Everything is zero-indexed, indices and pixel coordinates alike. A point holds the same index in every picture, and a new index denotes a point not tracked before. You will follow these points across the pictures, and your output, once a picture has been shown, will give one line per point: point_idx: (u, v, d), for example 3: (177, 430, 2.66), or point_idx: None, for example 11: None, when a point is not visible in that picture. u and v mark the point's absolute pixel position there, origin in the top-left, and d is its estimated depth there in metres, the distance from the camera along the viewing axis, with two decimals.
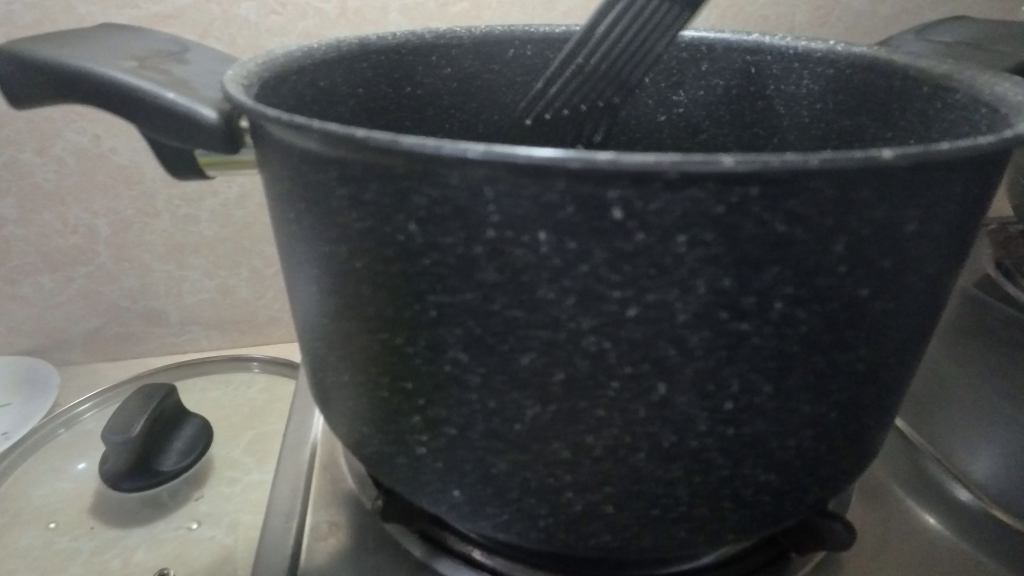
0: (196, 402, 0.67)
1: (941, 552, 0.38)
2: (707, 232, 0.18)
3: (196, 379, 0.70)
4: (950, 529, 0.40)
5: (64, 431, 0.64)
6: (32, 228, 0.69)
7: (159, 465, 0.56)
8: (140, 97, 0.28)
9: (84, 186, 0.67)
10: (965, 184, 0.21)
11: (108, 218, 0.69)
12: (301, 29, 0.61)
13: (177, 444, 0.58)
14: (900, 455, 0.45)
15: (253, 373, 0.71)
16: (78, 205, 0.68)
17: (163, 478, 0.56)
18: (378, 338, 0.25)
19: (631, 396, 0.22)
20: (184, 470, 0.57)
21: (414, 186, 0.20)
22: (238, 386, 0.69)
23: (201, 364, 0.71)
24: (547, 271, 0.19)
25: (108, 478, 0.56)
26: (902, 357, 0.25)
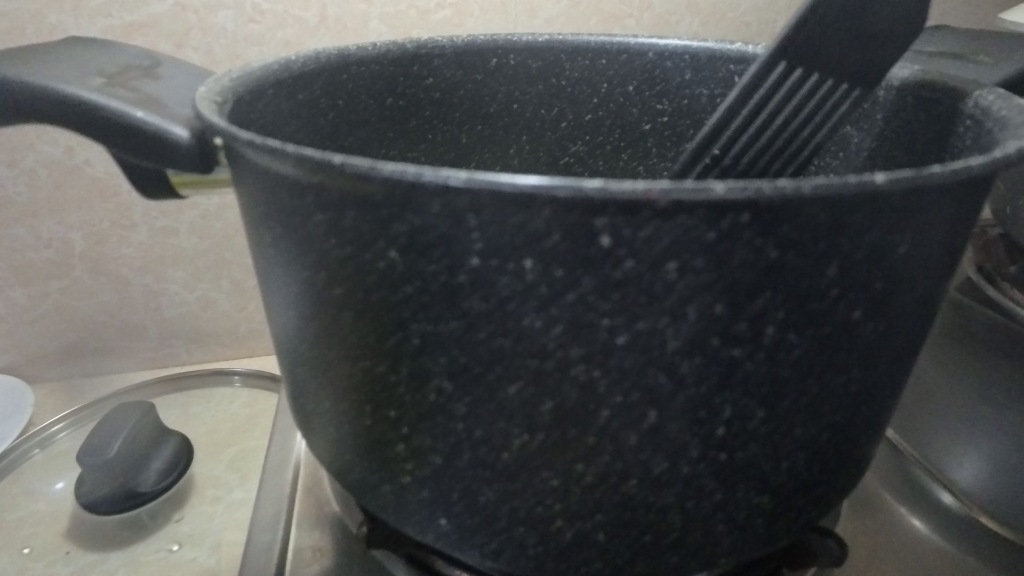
0: (175, 419, 0.65)
1: (932, 563, 0.38)
2: (698, 259, 0.18)
3: (176, 396, 0.68)
4: (940, 538, 0.40)
5: (37, 452, 0.62)
6: (3, 242, 0.67)
7: (138, 485, 0.54)
8: (108, 116, 0.27)
9: (57, 199, 0.65)
10: (956, 204, 0.21)
11: (82, 232, 0.68)
12: (280, 37, 0.60)
13: (156, 462, 0.56)
14: (889, 462, 0.45)
15: (235, 387, 0.69)
16: (51, 218, 0.66)
17: (142, 499, 0.54)
18: (359, 365, 0.24)
19: (621, 424, 0.21)
20: (164, 490, 0.55)
21: (394, 213, 0.19)
22: (219, 401, 0.68)
23: (180, 381, 0.70)
24: (534, 299, 0.19)
25: (85, 501, 0.54)
26: (894, 376, 0.25)
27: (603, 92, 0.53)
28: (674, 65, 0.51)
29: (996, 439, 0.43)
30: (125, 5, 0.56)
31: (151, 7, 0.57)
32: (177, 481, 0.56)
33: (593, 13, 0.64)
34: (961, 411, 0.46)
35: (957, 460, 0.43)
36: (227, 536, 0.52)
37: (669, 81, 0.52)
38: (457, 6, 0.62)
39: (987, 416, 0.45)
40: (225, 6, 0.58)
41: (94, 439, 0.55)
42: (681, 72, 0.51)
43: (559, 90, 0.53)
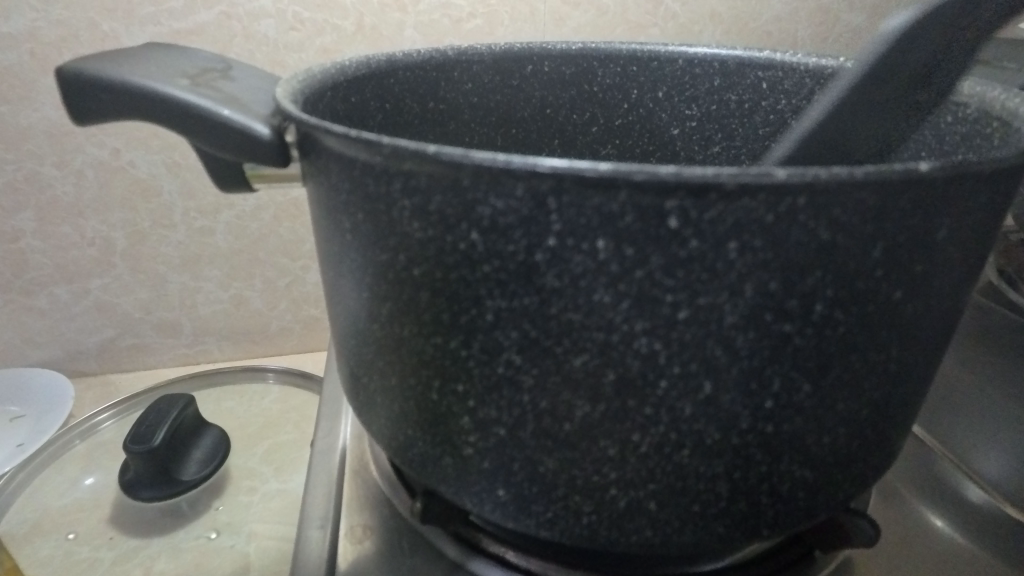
0: (212, 411, 0.67)
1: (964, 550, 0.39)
2: (757, 239, 0.20)
3: (212, 389, 0.71)
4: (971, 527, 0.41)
5: (81, 441, 0.65)
6: (51, 240, 0.69)
7: (181, 473, 0.56)
8: (198, 114, 0.29)
9: (103, 198, 0.68)
10: (989, 193, 0.22)
11: (125, 230, 0.70)
12: (319, 45, 0.63)
13: (197, 453, 0.59)
14: (917, 457, 0.45)
15: (268, 383, 0.72)
16: (97, 217, 0.69)
17: (185, 486, 0.56)
18: (432, 342, 0.26)
19: (678, 395, 0.23)
20: (205, 479, 0.57)
21: (478, 197, 0.21)
22: (252, 396, 0.70)
23: (216, 374, 0.72)
24: (604, 276, 0.21)
25: (130, 487, 0.56)
26: (928, 356, 0.26)
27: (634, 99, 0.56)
28: (702, 72, 0.53)
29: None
30: (173, 13, 0.60)
31: (198, 15, 0.60)
32: (217, 470, 0.59)
33: (619, 22, 0.66)
34: (988, 411, 0.47)
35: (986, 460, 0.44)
36: (268, 522, 0.55)
37: (698, 87, 0.54)
38: (489, 14, 0.64)
39: (1013, 418, 0.46)
40: (268, 15, 0.61)
41: (139, 428, 0.57)
42: (710, 79, 0.53)
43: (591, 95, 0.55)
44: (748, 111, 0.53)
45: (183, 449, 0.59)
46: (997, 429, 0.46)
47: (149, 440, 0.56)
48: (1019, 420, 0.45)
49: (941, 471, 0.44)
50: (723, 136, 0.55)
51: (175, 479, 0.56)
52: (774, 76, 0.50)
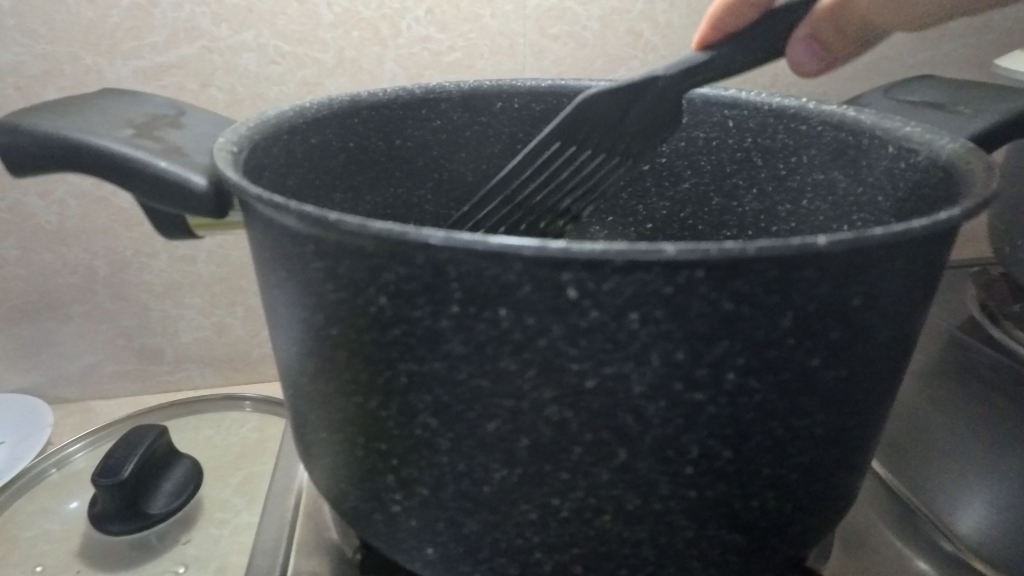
0: (187, 442, 0.67)
1: None
2: (657, 310, 0.19)
3: (189, 419, 0.70)
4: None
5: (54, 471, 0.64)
6: (33, 268, 0.70)
7: (148, 507, 0.56)
8: (134, 165, 0.29)
9: (85, 227, 0.69)
10: (910, 260, 0.22)
11: (106, 259, 0.71)
12: (300, 78, 0.59)
13: (166, 485, 0.58)
14: (882, 500, 0.43)
15: (245, 412, 0.70)
16: (78, 246, 0.70)
17: (152, 520, 0.56)
18: (353, 400, 0.25)
19: (593, 461, 0.22)
20: (173, 513, 0.57)
21: (382, 263, 0.21)
22: (230, 425, 0.69)
23: (193, 403, 0.72)
24: (509, 344, 0.20)
25: (97, 519, 0.56)
26: (862, 418, 0.26)
27: None
28: None
29: (993, 492, 0.42)
30: (155, 47, 0.57)
31: (179, 49, 0.57)
32: (186, 504, 0.58)
33: (599, 56, 0.62)
34: (957, 459, 0.45)
35: (954, 506, 0.42)
36: (231, 560, 0.54)
37: None
38: (468, 49, 0.60)
39: (983, 469, 0.44)
40: (249, 49, 0.58)
41: (108, 461, 0.57)
42: (678, 116, 0.53)
43: None
44: (715, 149, 0.52)
45: (153, 481, 0.58)
46: (966, 476, 0.44)
47: (116, 474, 0.55)
48: (989, 472, 0.44)
49: (905, 509, 0.42)
50: (693, 171, 0.54)
51: (142, 513, 0.56)
52: (740, 114, 0.49)
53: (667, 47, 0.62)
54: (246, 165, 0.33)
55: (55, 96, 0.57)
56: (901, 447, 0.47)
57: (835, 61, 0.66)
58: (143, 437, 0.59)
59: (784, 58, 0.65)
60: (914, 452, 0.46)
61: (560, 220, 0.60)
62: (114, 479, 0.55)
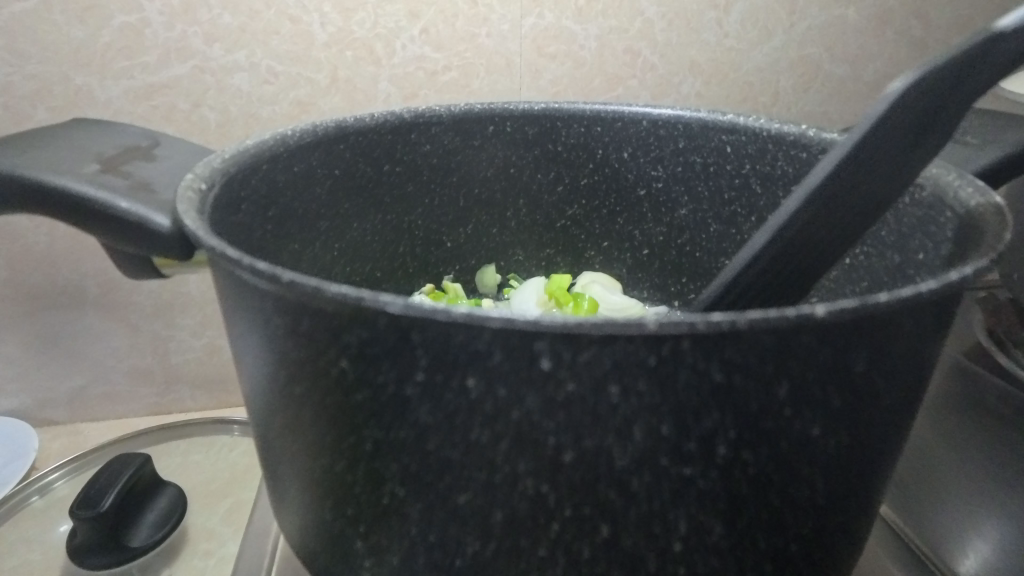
0: (173, 469, 0.61)
1: None
2: (640, 382, 0.17)
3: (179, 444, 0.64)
4: None
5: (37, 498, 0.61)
6: (18, 289, 0.68)
7: (130, 540, 0.51)
8: (96, 204, 0.28)
9: (73, 249, 0.67)
10: (919, 322, 0.20)
11: (94, 280, 0.69)
12: (293, 98, 0.57)
13: (149, 516, 0.53)
14: (885, 547, 0.41)
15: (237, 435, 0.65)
16: (66, 267, 0.68)
17: (135, 554, 0.51)
18: (319, 462, 0.24)
19: (573, 537, 0.21)
20: (157, 546, 0.52)
21: (343, 325, 0.19)
22: (219, 450, 0.63)
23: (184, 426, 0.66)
24: (479, 415, 0.19)
25: (72, 550, 0.51)
26: (866, 483, 0.24)
27: (599, 158, 0.54)
28: (667, 134, 0.51)
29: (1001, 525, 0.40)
30: (146, 67, 0.54)
31: (171, 69, 0.54)
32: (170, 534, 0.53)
33: (597, 74, 0.61)
34: (964, 493, 0.43)
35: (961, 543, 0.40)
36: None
37: (662, 148, 0.52)
38: (464, 67, 0.58)
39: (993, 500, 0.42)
40: (242, 69, 0.55)
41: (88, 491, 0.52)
42: (674, 141, 0.51)
43: (556, 155, 0.54)
44: (712, 174, 0.51)
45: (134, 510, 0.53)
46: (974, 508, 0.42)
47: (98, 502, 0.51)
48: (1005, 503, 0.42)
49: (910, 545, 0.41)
50: (690, 198, 0.53)
51: (123, 546, 0.51)
52: (737, 141, 0.49)
53: (667, 66, 0.61)
54: (218, 201, 0.32)
55: (44, 116, 0.55)
56: (908, 487, 0.45)
57: (839, 78, 0.65)
58: (129, 462, 0.54)
59: (786, 76, 0.63)
60: (921, 493, 0.44)
61: (554, 244, 0.58)
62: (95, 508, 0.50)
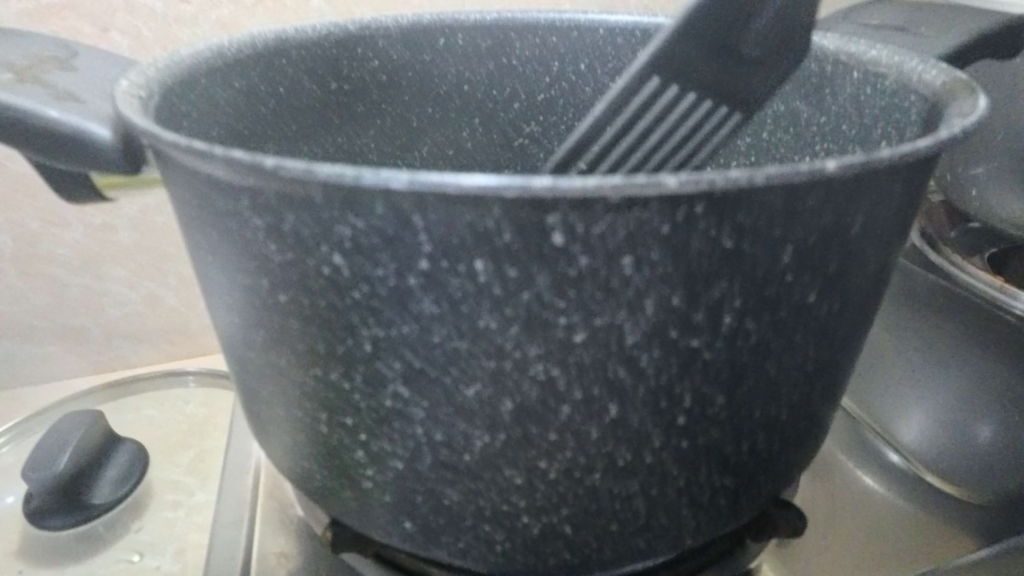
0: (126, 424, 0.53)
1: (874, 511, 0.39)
2: (653, 252, 0.17)
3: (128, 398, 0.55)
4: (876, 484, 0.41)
5: None
6: None
7: (90, 497, 0.44)
8: (23, 116, 0.25)
9: None
10: (902, 188, 0.21)
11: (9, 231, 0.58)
12: (215, 19, 0.51)
13: (109, 473, 0.46)
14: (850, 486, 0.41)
15: (190, 389, 0.56)
16: None
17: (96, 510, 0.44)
18: (311, 374, 0.23)
19: (583, 419, 0.21)
20: (124, 499, 0.45)
21: (336, 214, 0.18)
22: (173, 403, 0.55)
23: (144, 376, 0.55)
24: (488, 300, 0.18)
25: (31, 513, 0.44)
26: (835, 358, 0.25)
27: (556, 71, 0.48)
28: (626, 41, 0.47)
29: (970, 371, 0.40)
30: None
31: None
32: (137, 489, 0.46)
33: None
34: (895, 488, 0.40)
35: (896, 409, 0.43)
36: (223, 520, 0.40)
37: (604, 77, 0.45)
38: None
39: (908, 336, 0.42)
40: None
41: (40, 449, 0.45)
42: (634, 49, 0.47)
43: (510, 70, 0.48)
44: None
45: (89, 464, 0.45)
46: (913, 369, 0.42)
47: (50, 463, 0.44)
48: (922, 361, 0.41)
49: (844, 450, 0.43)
50: None
51: (84, 503, 0.44)
52: None
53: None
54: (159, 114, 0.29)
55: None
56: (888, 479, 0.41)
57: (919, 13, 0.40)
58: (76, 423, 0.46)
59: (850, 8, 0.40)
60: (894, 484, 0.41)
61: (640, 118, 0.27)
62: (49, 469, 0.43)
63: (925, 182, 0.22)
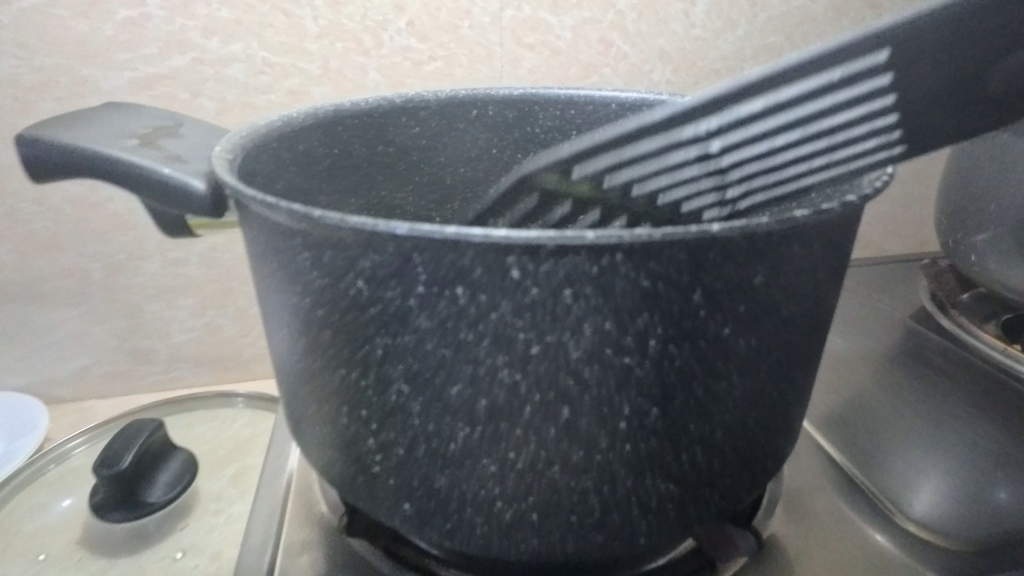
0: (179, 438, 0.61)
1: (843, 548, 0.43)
2: (586, 288, 0.23)
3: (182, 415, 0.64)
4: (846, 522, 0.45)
5: (56, 465, 0.59)
6: (29, 270, 0.66)
7: (147, 497, 0.52)
8: (143, 171, 0.33)
9: (61, 235, 0.65)
10: (804, 249, 0.26)
11: (96, 261, 0.67)
12: (286, 87, 0.61)
13: (162, 477, 0.53)
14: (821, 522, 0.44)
15: (238, 409, 0.64)
16: (73, 249, 0.66)
17: (151, 510, 0.52)
18: (338, 373, 0.29)
19: (541, 418, 0.26)
20: (172, 503, 0.53)
21: (359, 251, 0.25)
22: (221, 421, 0.63)
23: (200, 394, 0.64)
24: (466, 318, 0.24)
25: (94, 506, 0.52)
26: (767, 388, 0.30)
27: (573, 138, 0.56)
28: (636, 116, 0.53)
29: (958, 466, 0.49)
30: (147, 58, 0.58)
31: (170, 60, 0.58)
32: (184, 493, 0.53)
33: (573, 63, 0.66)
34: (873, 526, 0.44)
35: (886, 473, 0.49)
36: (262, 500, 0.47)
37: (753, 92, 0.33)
38: (448, 58, 0.63)
39: (917, 420, 0.55)
40: (237, 60, 0.59)
41: (108, 447, 0.52)
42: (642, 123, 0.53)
43: (533, 137, 0.56)
44: None
45: (146, 467, 0.53)
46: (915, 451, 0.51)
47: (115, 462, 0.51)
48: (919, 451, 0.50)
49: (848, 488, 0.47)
50: None
51: (141, 502, 0.52)
52: None
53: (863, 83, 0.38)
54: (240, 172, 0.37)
55: (49, 105, 0.58)
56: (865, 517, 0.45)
57: None
58: (139, 430, 0.53)
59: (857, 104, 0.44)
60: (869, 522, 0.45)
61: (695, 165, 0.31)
62: (113, 468, 0.51)
63: (834, 245, 0.28)
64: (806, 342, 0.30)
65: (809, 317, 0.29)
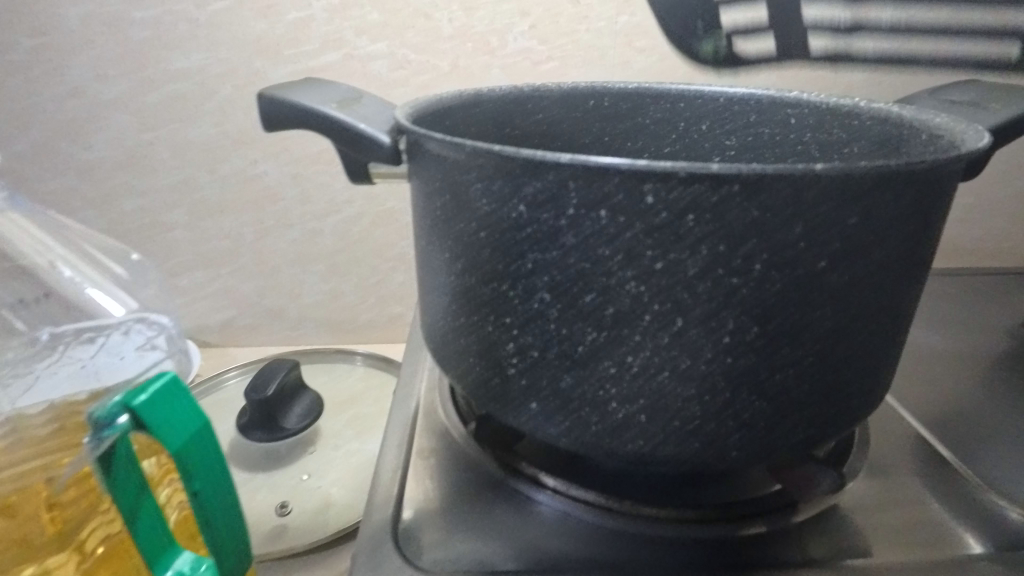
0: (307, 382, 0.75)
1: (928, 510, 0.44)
2: (706, 212, 0.29)
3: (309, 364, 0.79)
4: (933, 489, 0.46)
5: (211, 392, 0.75)
6: (222, 224, 0.86)
7: (284, 421, 0.64)
8: (344, 125, 0.42)
9: (239, 199, 0.84)
10: (894, 197, 0.31)
11: (252, 227, 0.86)
12: (419, 81, 0.76)
13: (297, 408, 0.66)
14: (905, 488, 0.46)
15: (355, 364, 0.79)
16: (249, 212, 0.85)
17: (286, 433, 0.64)
18: (489, 287, 0.36)
19: (658, 325, 0.32)
20: (303, 429, 0.65)
21: (525, 180, 0.32)
22: (339, 373, 0.77)
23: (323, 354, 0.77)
24: (605, 235, 0.31)
25: (241, 426, 0.65)
26: (855, 325, 0.34)
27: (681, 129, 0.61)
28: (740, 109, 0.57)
29: None
30: (309, 53, 0.74)
31: (328, 55, 0.74)
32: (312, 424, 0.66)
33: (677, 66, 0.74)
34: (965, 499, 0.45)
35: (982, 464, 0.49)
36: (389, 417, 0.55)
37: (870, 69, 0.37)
38: (563, 58, 0.74)
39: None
40: (382, 56, 0.74)
41: (256, 379, 0.66)
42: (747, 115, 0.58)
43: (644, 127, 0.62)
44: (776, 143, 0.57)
45: (284, 398, 0.66)
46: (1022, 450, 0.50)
47: (263, 390, 0.64)
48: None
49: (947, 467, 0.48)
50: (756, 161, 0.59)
51: (278, 426, 0.64)
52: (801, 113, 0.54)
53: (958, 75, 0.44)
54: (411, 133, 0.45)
55: (229, 90, 0.77)
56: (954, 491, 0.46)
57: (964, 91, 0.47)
58: (279, 369, 0.66)
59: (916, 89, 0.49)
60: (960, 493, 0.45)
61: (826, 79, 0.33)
62: (262, 394, 0.64)
63: (922, 198, 0.32)
64: (892, 287, 0.34)
65: (896, 264, 0.33)
